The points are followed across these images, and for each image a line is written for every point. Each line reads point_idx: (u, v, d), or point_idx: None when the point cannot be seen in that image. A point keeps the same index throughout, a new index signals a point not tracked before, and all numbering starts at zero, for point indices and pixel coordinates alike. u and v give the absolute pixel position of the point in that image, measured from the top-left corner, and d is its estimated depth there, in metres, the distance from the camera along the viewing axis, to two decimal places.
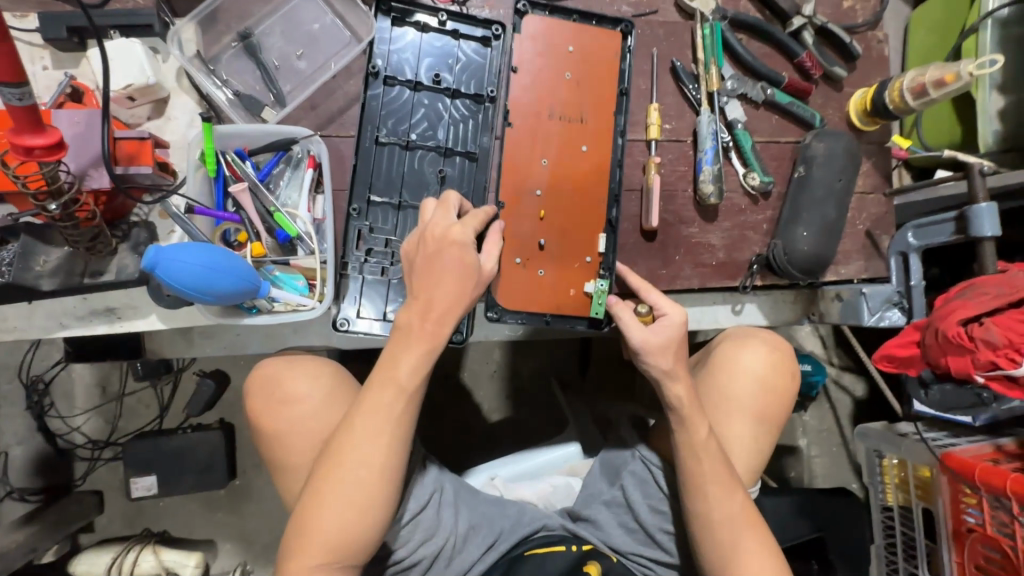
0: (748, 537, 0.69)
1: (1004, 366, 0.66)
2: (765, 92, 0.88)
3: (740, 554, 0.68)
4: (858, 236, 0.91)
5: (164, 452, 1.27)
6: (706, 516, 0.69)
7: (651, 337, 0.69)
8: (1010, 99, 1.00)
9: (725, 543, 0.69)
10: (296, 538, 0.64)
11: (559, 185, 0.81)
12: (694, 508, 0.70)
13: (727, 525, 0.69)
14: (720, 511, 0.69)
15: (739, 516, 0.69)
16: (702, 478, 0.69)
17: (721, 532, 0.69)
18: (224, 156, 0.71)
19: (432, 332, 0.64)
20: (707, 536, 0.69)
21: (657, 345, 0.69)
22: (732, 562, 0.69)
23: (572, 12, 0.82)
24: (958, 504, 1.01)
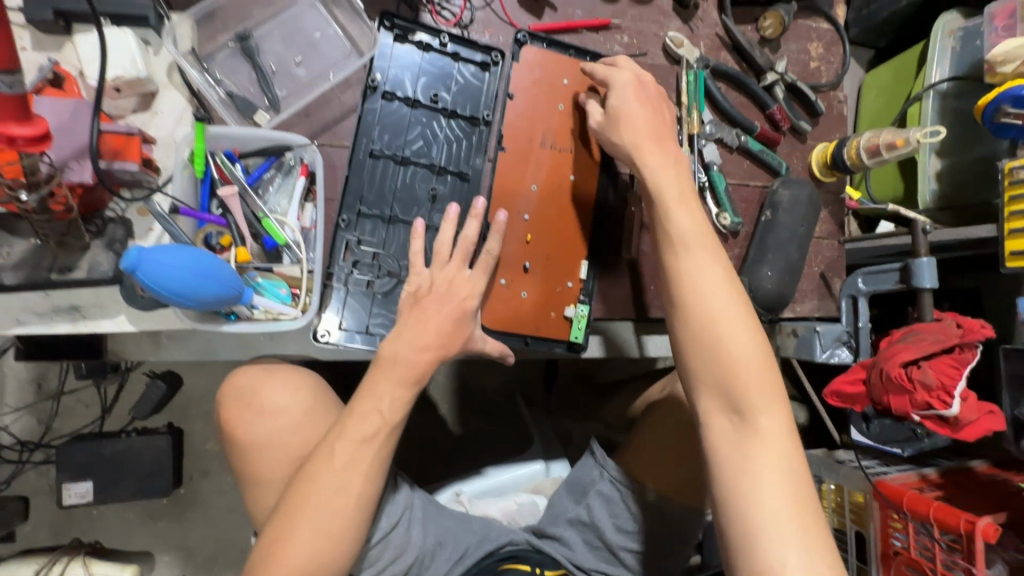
0: (772, 428, 0.61)
1: (937, 407, 0.74)
2: (739, 138, 0.95)
3: (765, 463, 0.60)
4: (814, 277, 1.00)
5: (104, 458, 1.19)
6: (721, 320, 0.64)
7: (671, 198, 0.70)
8: (945, 162, 1.12)
9: (745, 420, 0.62)
10: (263, 560, 0.63)
11: (546, 211, 0.83)
12: (706, 398, 0.64)
13: (746, 379, 0.62)
14: (739, 360, 0.63)
15: (763, 400, 0.62)
16: (718, 359, 0.63)
17: (739, 411, 0.62)
18: (213, 157, 0.70)
19: (420, 366, 0.68)
20: (721, 411, 0.62)
21: (678, 213, 0.69)
22: (748, 449, 0.61)
23: (569, 47, 0.85)
24: (886, 528, 1.11)
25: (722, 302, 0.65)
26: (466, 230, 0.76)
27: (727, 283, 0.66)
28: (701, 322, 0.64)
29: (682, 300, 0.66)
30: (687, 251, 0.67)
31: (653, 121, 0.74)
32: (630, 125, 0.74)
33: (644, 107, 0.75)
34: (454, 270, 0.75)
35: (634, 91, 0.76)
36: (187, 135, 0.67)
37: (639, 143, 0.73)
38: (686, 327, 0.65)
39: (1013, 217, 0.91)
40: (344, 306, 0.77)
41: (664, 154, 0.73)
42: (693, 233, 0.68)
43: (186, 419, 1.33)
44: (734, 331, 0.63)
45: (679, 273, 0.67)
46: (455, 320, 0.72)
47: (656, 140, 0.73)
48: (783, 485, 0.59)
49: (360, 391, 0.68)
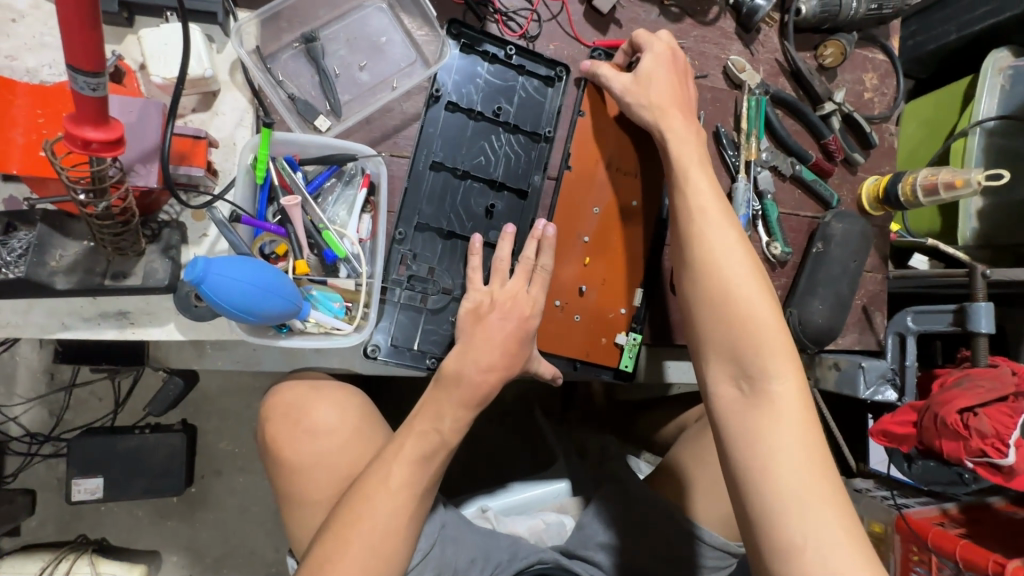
0: (788, 393, 0.57)
1: (992, 455, 0.73)
2: (794, 167, 0.93)
3: (771, 425, 0.56)
4: (857, 310, 0.98)
5: (117, 454, 1.16)
6: (734, 297, 0.61)
7: (690, 162, 0.69)
8: (988, 201, 1.11)
9: (759, 386, 0.58)
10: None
11: (607, 236, 0.83)
12: (718, 363, 0.61)
13: (759, 348, 0.59)
14: (756, 328, 0.60)
15: (781, 364, 0.58)
16: (729, 323, 0.61)
17: (752, 376, 0.59)
18: (274, 162, 0.67)
19: (482, 387, 0.68)
20: (730, 357, 0.60)
21: (695, 178, 0.68)
22: (762, 415, 0.57)
23: None
24: (907, 562, 1.12)
25: (735, 266, 0.62)
26: (527, 250, 0.76)
27: (741, 244, 0.64)
28: (715, 296, 0.62)
29: (695, 279, 0.64)
30: (703, 226, 0.64)
31: (672, 88, 0.74)
32: (654, 91, 0.73)
33: (667, 73, 0.74)
34: (516, 286, 0.74)
35: (665, 68, 0.74)
36: (250, 140, 0.64)
37: (661, 109, 0.73)
38: (698, 292, 0.63)
39: None
40: (395, 322, 0.75)
41: (684, 122, 0.72)
42: (708, 197, 0.66)
43: (201, 417, 1.30)
44: (750, 304, 0.60)
45: (696, 252, 0.64)
46: (517, 339, 0.71)
47: (675, 106, 0.73)
48: (801, 457, 0.55)
49: (417, 409, 0.68)
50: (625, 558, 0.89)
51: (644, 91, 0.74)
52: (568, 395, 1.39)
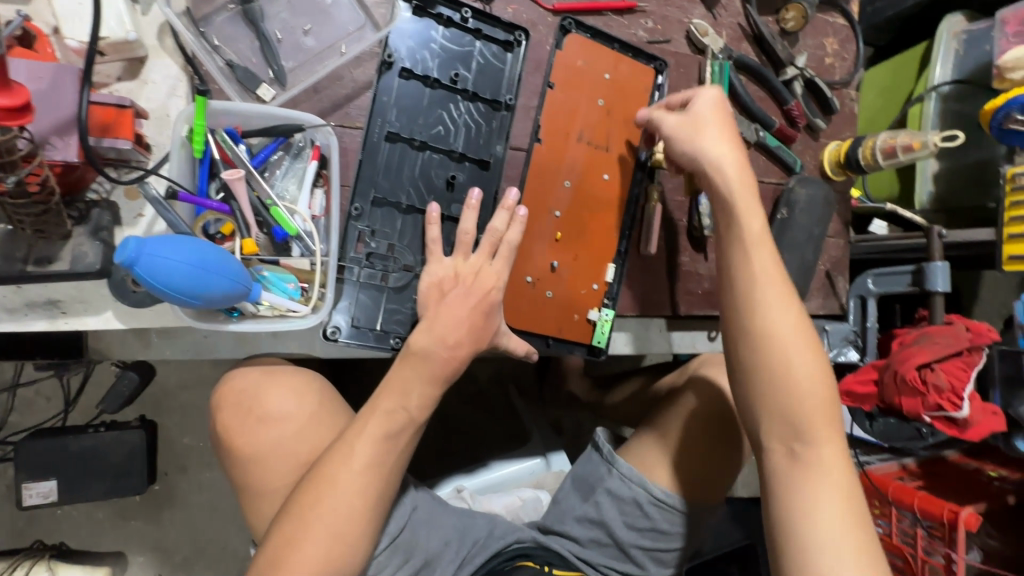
0: (836, 460, 0.58)
1: (948, 409, 0.76)
2: (758, 133, 0.93)
3: (819, 491, 0.57)
4: (820, 276, 0.96)
5: (71, 455, 1.10)
6: (792, 365, 0.59)
7: (745, 211, 0.64)
8: (944, 165, 1.13)
9: (807, 453, 0.59)
10: (268, 573, 0.58)
11: (578, 210, 0.81)
12: (772, 429, 0.60)
13: (812, 416, 0.59)
14: (810, 398, 0.59)
15: (825, 433, 0.59)
16: (784, 391, 0.59)
17: (805, 442, 0.59)
18: (213, 135, 0.62)
19: (455, 360, 0.67)
20: (780, 422, 0.59)
21: (753, 233, 0.63)
22: (813, 483, 0.57)
23: (614, 39, 0.82)
24: (867, 515, 1.16)
25: (790, 333, 0.60)
26: (494, 222, 0.73)
27: (795, 309, 0.61)
28: (769, 363, 0.60)
29: (750, 343, 0.61)
30: (759, 290, 0.61)
31: (723, 127, 0.68)
32: (707, 130, 0.68)
33: (718, 114, 0.69)
34: (479, 262, 0.72)
35: (718, 108, 0.70)
36: (184, 110, 0.59)
37: (716, 152, 0.66)
38: (755, 358, 0.61)
39: (1012, 223, 0.94)
40: (355, 301, 0.72)
41: (739, 166, 0.66)
42: (763, 258, 0.63)
43: (161, 412, 1.24)
44: (803, 372, 0.59)
45: (754, 317, 0.61)
46: (484, 314, 0.69)
47: (730, 149, 0.67)
48: (850, 524, 0.56)
49: (381, 387, 0.65)
50: (601, 530, 0.89)
51: (690, 128, 0.69)
52: (541, 373, 1.39)
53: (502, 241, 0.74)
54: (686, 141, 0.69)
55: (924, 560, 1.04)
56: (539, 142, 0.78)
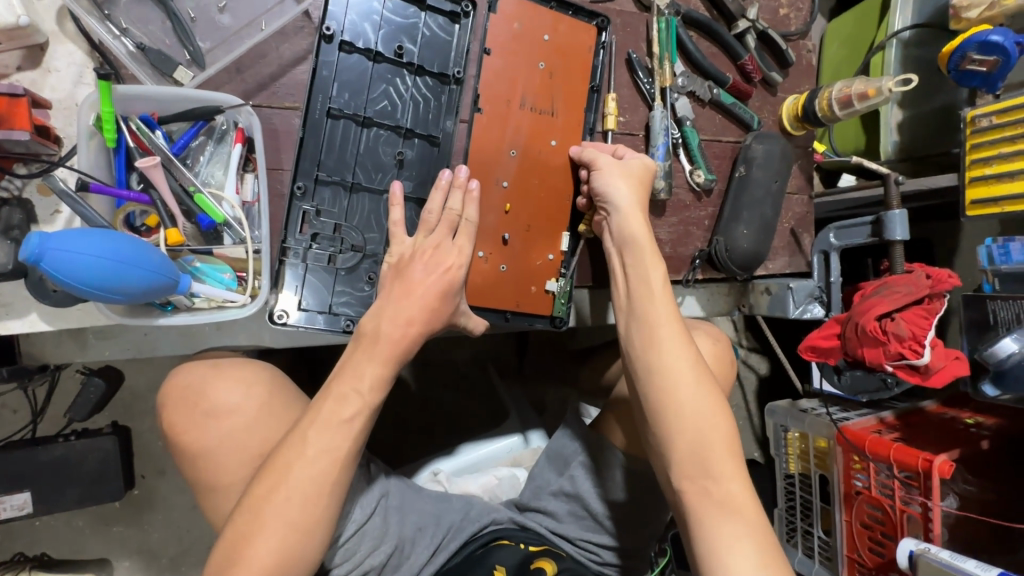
0: (745, 496, 0.59)
1: (909, 356, 0.75)
2: (711, 91, 0.91)
3: (727, 525, 0.57)
4: (785, 234, 0.96)
5: (41, 465, 1.08)
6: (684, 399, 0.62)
7: (646, 258, 0.69)
8: (907, 113, 1.11)
9: (713, 489, 0.59)
10: (221, 573, 0.55)
11: (526, 179, 0.79)
12: (683, 474, 0.61)
13: (719, 455, 0.60)
14: (714, 437, 0.61)
15: (730, 470, 0.60)
16: (690, 429, 0.61)
17: (716, 481, 0.59)
18: (127, 123, 0.60)
19: (401, 346, 0.63)
20: (680, 455, 0.61)
21: (654, 278, 0.68)
22: (725, 524, 0.57)
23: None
24: (849, 470, 1.12)
25: (689, 376, 0.62)
26: (447, 203, 0.72)
27: (693, 353, 0.64)
28: (674, 404, 0.62)
29: (655, 385, 0.63)
30: (661, 330, 0.64)
31: (632, 173, 0.74)
32: (619, 174, 0.73)
33: (637, 159, 0.76)
34: (439, 237, 0.70)
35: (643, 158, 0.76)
36: (89, 97, 0.57)
37: (621, 196, 0.72)
38: (660, 405, 0.62)
39: (974, 165, 0.92)
40: (303, 284, 0.70)
41: (640, 219, 0.71)
42: (665, 305, 0.66)
43: (132, 417, 1.22)
44: (707, 413, 0.62)
45: (657, 361, 0.63)
46: (439, 295, 0.67)
47: (634, 196, 0.73)
48: (767, 559, 0.56)
49: (337, 370, 0.63)
50: (577, 503, 0.88)
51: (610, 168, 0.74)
52: (518, 353, 1.37)
53: (452, 218, 0.72)
54: (603, 181, 0.74)
55: (903, 511, 1.03)
56: (479, 112, 0.76)
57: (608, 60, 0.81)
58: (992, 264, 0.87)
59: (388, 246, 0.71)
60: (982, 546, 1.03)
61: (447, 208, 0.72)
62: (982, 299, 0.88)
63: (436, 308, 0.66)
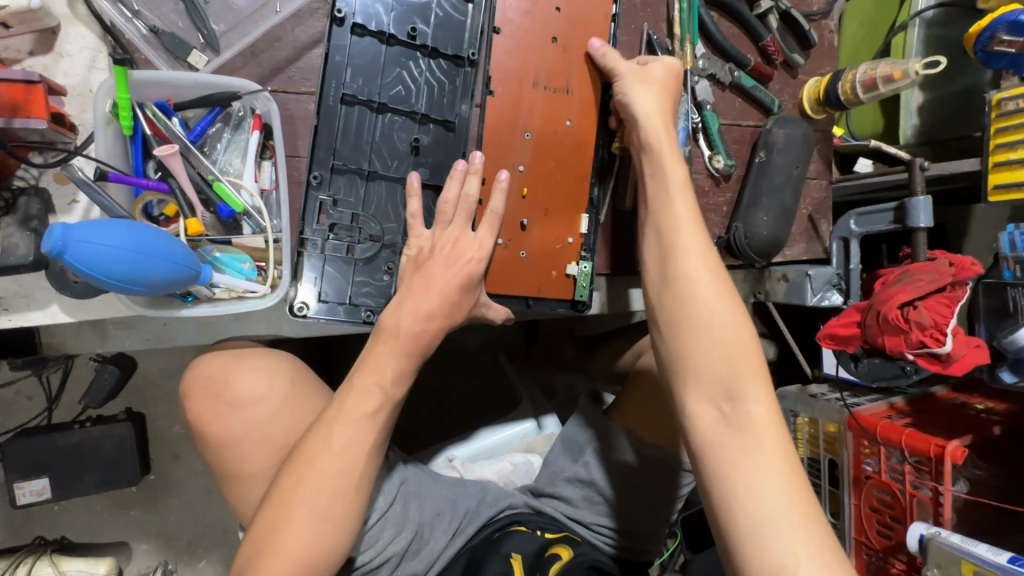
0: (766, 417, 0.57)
1: (930, 345, 0.75)
2: (732, 74, 0.89)
3: (751, 438, 0.56)
4: (803, 220, 0.95)
5: (59, 451, 1.08)
6: (707, 310, 0.61)
7: (668, 184, 0.68)
8: (928, 96, 1.09)
9: (738, 407, 0.57)
10: (256, 562, 0.56)
11: (542, 163, 0.77)
12: (695, 391, 0.59)
13: (739, 373, 0.58)
14: (735, 355, 0.59)
15: (750, 391, 0.58)
16: (706, 346, 0.60)
17: (732, 396, 0.58)
18: (143, 109, 0.58)
19: (423, 336, 0.63)
20: (702, 365, 0.60)
21: (680, 206, 0.67)
22: (741, 441, 0.56)
23: None
24: (859, 455, 1.12)
25: (709, 295, 0.62)
26: (465, 188, 0.70)
27: (718, 278, 0.63)
28: (690, 316, 0.61)
29: (673, 300, 0.63)
30: (680, 248, 0.64)
31: (660, 99, 0.72)
32: (646, 82, 0.73)
33: (665, 84, 0.74)
34: (458, 231, 0.69)
35: (669, 81, 0.74)
36: (106, 83, 0.55)
37: (650, 121, 0.71)
38: (677, 320, 0.62)
39: (998, 150, 0.91)
40: (322, 276, 0.69)
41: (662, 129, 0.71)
42: (689, 229, 0.66)
43: (147, 404, 1.22)
44: (727, 335, 0.60)
45: (675, 274, 0.64)
46: (461, 290, 0.66)
47: (664, 123, 0.71)
48: (779, 474, 0.53)
49: (358, 364, 0.62)
50: (591, 488, 0.88)
51: (636, 83, 0.73)
52: (528, 339, 1.36)
53: (471, 205, 0.70)
54: (624, 93, 0.73)
55: (912, 495, 1.03)
56: (492, 95, 0.74)
57: (620, 34, 0.78)
58: (1013, 251, 0.87)
59: (407, 236, 0.70)
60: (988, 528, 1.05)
61: (463, 195, 0.70)
62: (1002, 286, 0.87)
63: (462, 300, 0.67)
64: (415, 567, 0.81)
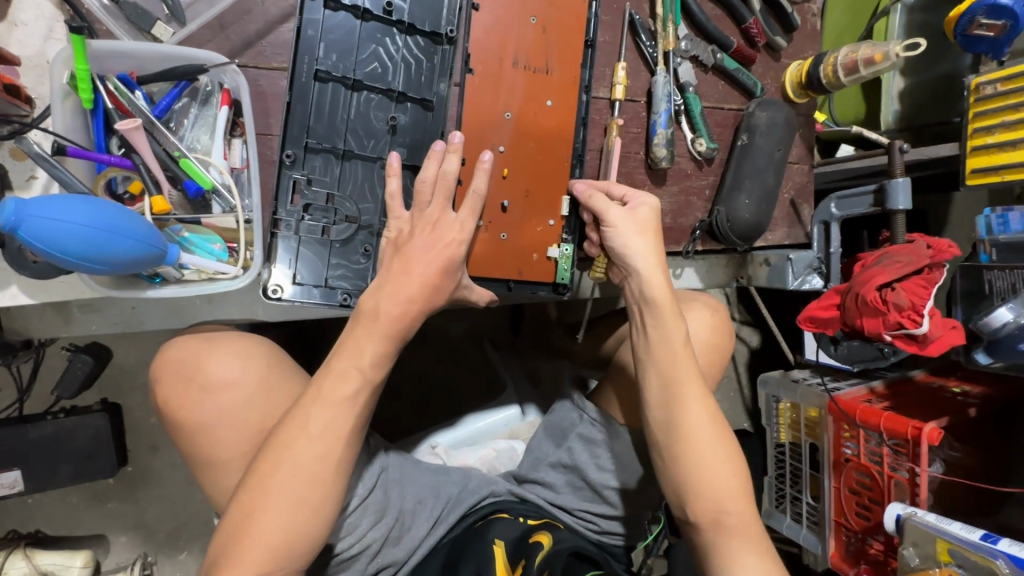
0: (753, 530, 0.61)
1: (908, 326, 0.76)
2: (715, 56, 0.88)
3: (744, 549, 0.59)
4: (785, 204, 0.95)
5: (31, 443, 1.05)
6: (696, 443, 0.63)
7: (655, 299, 0.68)
8: (909, 81, 1.10)
9: (730, 523, 0.61)
10: (227, 548, 0.55)
11: (522, 143, 0.76)
12: (697, 507, 0.62)
13: (732, 495, 0.62)
14: (722, 474, 0.62)
15: (742, 507, 0.62)
16: (705, 469, 0.62)
17: (724, 513, 0.61)
18: (104, 83, 0.56)
19: (402, 319, 0.62)
20: (694, 488, 0.62)
21: (670, 319, 0.67)
22: (738, 551, 0.59)
23: None
24: (839, 438, 1.13)
25: (706, 424, 0.64)
26: (445, 168, 0.69)
27: (709, 404, 0.65)
28: (692, 456, 0.63)
29: (671, 440, 0.64)
30: (677, 390, 0.64)
31: (650, 249, 0.71)
32: (637, 230, 0.71)
33: (653, 224, 0.72)
34: (438, 212, 0.67)
35: (653, 215, 0.73)
36: (62, 53, 0.53)
37: (646, 273, 0.69)
38: (678, 454, 0.63)
39: (976, 134, 0.91)
40: (297, 258, 0.67)
41: (651, 247, 0.71)
42: (679, 353, 0.66)
43: (123, 394, 1.19)
44: (720, 461, 0.63)
45: (667, 415, 0.64)
46: (441, 272, 0.65)
47: (656, 264, 0.70)
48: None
49: (337, 347, 0.61)
50: (574, 475, 0.88)
51: (626, 226, 0.72)
52: (513, 326, 1.36)
53: (449, 184, 0.69)
54: (619, 240, 0.71)
55: (890, 476, 1.05)
56: (472, 73, 0.73)
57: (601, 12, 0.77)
58: (990, 234, 0.89)
59: (385, 217, 0.69)
60: (961, 507, 1.07)
61: (442, 176, 0.69)
62: (979, 269, 0.88)
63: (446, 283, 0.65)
64: (397, 554, 0.80)
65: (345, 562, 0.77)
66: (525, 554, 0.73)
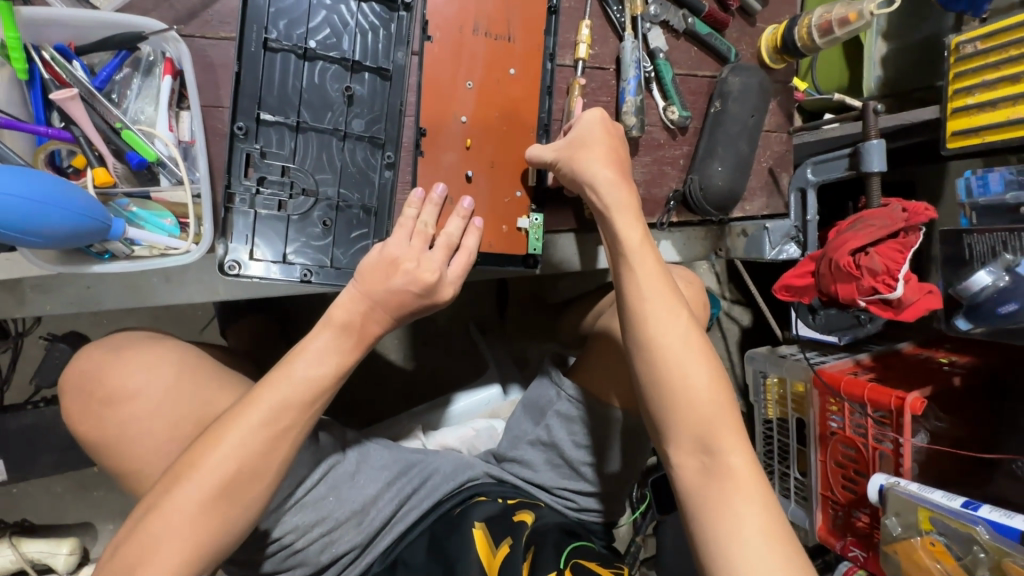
0: (744, 463, 0.58)
1: (882, 291, 0.75)
2: (686, 21, 0.86)
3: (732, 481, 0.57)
4: (763, 173, 0.92)
5: (11, 433, 1.04)
6: (670, 360, 0.61)
7: (619, 216, 0.66)
8: (892, 46, 1.07)
9: (719, 457, 0.59)
10: (147, 530, 0.52)
11: (486, 112, 0.74)
12: (679, 437, 0.60)
13: (710, 416, 0.59)
14: (703, 395, 0.60)
15: (729, 441, 0.59)
16: (686, 393, 0.60)
17: (712, 448, 0.59)
18: (39, 52, 0.56)
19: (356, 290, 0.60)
20: (671, 410, 0.61)
21: (632, 234, 0.65)
22: (723, 489, 0.57)
23: None
24: (825, 412, 1.12)
25: (674, 341, 0.61)
26: None
27: (683, 320, 0.63)
28: (658, 381, 0.61)
29: (646, 365, 0.62)
30: (649, 311, 0.62)
31: (607, 161, 0.68)
32: (591, 150, 0.69)
33: (606, 139, 0.70)
34: None
35: (601, 129, 0.70)
36: None
37: (601, 184, 0.67)
38: (654, 380, 0.61)
39: (956, 95, 0.89)
40: (254, 234, 0.66)
41: (609, 160, 0.68)
42: (648, 269, 0.64)
43: None
44: (696, 377, 0.60)
45: (642, 336, 0.62)
46: (398, 242, 0.63)
47: (618, 180, 0.67)
48: (758, 513, 0.55)
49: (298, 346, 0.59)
50: (553, 452, 0.87)
51: (585, 150, 0.69)
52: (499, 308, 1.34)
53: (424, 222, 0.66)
54: (577, 168, 0.69)
55: (875, 448, 1.03)
56: (430, 41, 0.71)
57: None
58: (970, 197, 0.87)
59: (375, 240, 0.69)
60: (948, 478, 1.06)
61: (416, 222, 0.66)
62: (959, 234, 0.86)
63: (420, 273, 0.61)
64: (349, 541, 0.78)
65: (290, 559, 0.75)
66: (511, 533, 0.74)
